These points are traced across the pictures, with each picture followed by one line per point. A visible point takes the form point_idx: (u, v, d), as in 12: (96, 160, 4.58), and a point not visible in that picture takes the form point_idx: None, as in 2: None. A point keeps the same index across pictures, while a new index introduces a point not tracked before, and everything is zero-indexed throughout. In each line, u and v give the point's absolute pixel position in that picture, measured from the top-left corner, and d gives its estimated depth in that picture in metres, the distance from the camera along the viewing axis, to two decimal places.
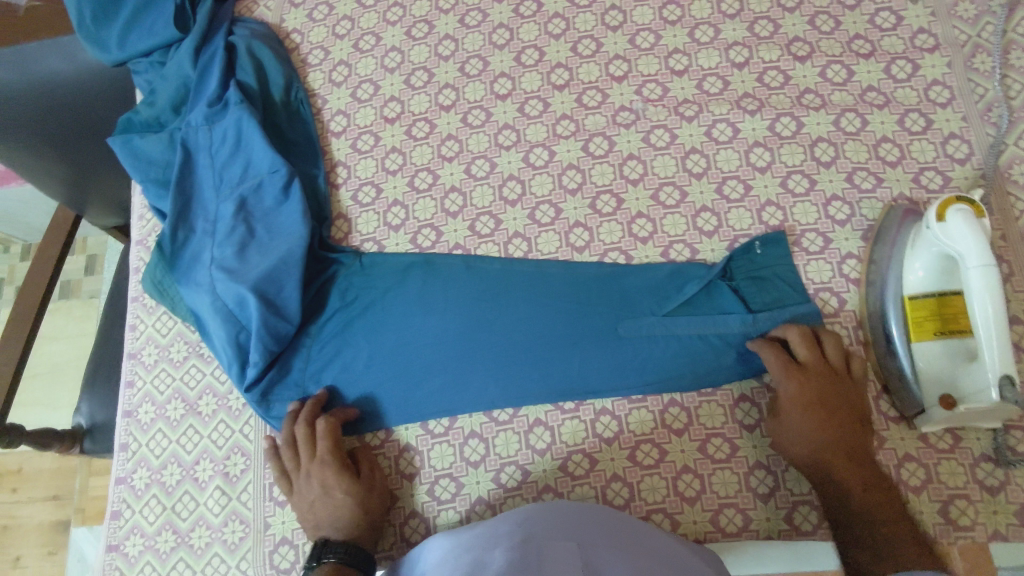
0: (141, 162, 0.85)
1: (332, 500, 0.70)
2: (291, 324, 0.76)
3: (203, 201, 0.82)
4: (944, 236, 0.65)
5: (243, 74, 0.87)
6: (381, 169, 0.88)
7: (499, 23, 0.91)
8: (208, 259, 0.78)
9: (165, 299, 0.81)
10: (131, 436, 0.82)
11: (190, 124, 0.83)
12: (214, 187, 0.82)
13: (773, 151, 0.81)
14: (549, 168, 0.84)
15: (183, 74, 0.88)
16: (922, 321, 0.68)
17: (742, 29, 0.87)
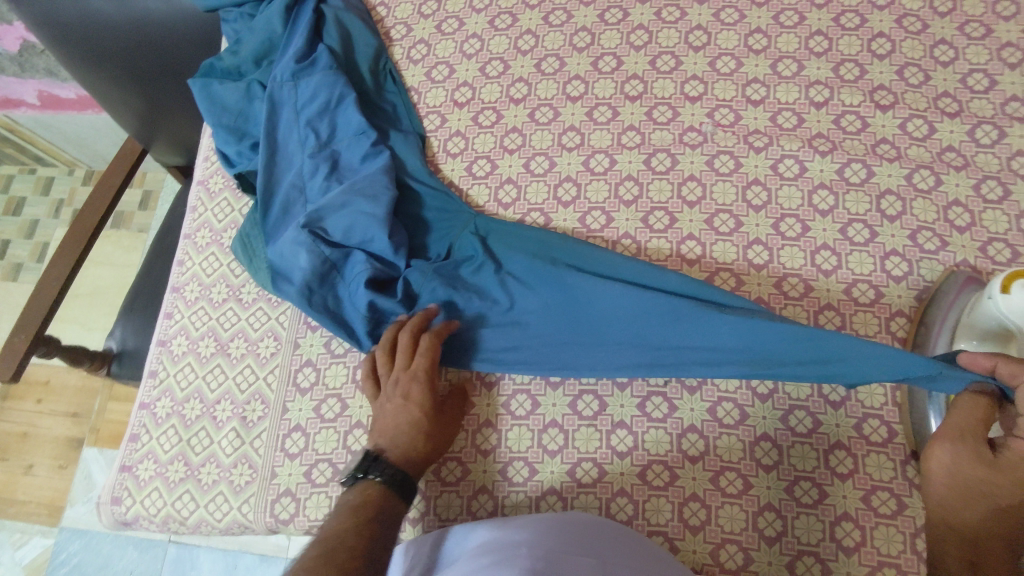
0: (216, 107, 0.88)
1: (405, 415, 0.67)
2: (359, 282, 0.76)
3: (291, 156, 0.83)
4: (1006, 308, 0.63)
5: (328, 39, 0.90)
6: (442, 150, 0.89)
7: (583, 26, 0.92)
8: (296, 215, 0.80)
9: (247, 254, 0.82)
10: (161, 365, 0.84)
11: (275, 79, 0.85)
12: (299, 143, 0.83)
13: (838, 195, 0.79)
14: (607, 176, 0.84)
15: (270, 30, 0.90)
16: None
17: (827, 68, 0.85)
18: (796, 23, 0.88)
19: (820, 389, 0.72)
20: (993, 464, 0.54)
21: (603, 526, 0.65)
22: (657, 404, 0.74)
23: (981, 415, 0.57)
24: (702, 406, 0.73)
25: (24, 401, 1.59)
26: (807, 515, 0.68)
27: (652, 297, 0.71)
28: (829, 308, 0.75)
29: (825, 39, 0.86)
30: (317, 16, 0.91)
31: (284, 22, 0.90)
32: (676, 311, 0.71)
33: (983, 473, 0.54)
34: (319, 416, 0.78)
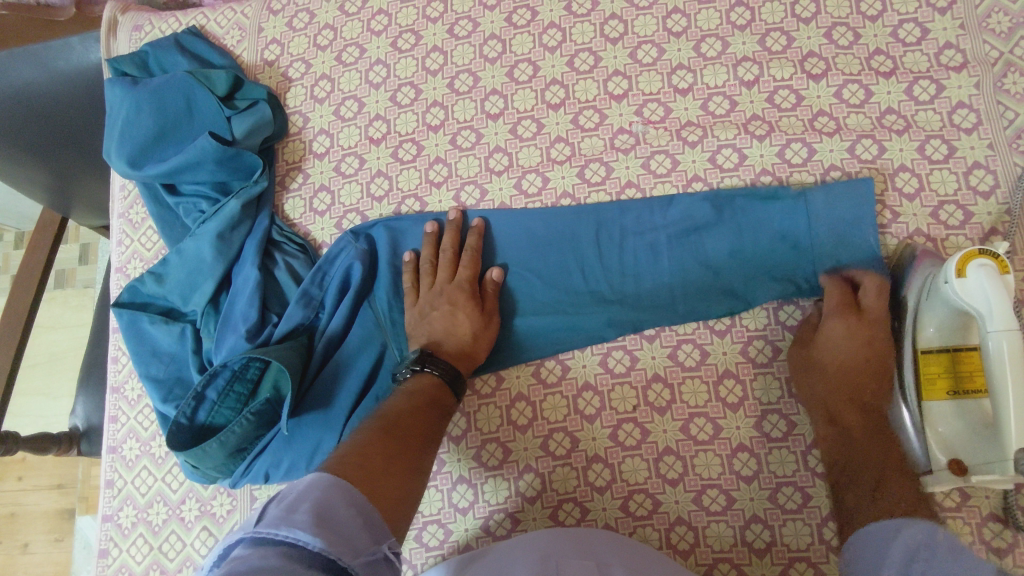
0: (152, 198, 0.84)
1: (453, 314, 0.72)
2: (267, 400, 0.71)
3: (207, 263, 0.78)
4: (961, 292, 0.61)
5: (230, 126, 0.81)
6: (366, 194, 0.83)
7: (491, 33, 0.85)
8: (225, 323, 0.76)
9: (172, 365, 0.78)
10: (117, 473, 0.80)
11: (191, 180, 0.81)
12: (216, 250, 0.78)
13: (781, 180, 0.76)
14: (542, 197, 0.80)
15: (175, 109, 0.82)
16: (934, 377, 0.66)
17: (753, 42, 0.80)
18: None
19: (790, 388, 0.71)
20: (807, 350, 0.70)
21: (582, 535, 0.65)
22: (629, 431, 0.72)
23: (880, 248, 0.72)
24: (674, 426, 0.72)
25: (20, 481, 1.70)
26: (794, 520, 0.68)
27: (570, 228, 0.77)
28: (787, 302, 0.74)
29: (747, 9, 0.81)
30: (225, 100, 0.84)
31: (189, 103, 0.82)
32: (575, 250, 0.76)
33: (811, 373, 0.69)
34: None
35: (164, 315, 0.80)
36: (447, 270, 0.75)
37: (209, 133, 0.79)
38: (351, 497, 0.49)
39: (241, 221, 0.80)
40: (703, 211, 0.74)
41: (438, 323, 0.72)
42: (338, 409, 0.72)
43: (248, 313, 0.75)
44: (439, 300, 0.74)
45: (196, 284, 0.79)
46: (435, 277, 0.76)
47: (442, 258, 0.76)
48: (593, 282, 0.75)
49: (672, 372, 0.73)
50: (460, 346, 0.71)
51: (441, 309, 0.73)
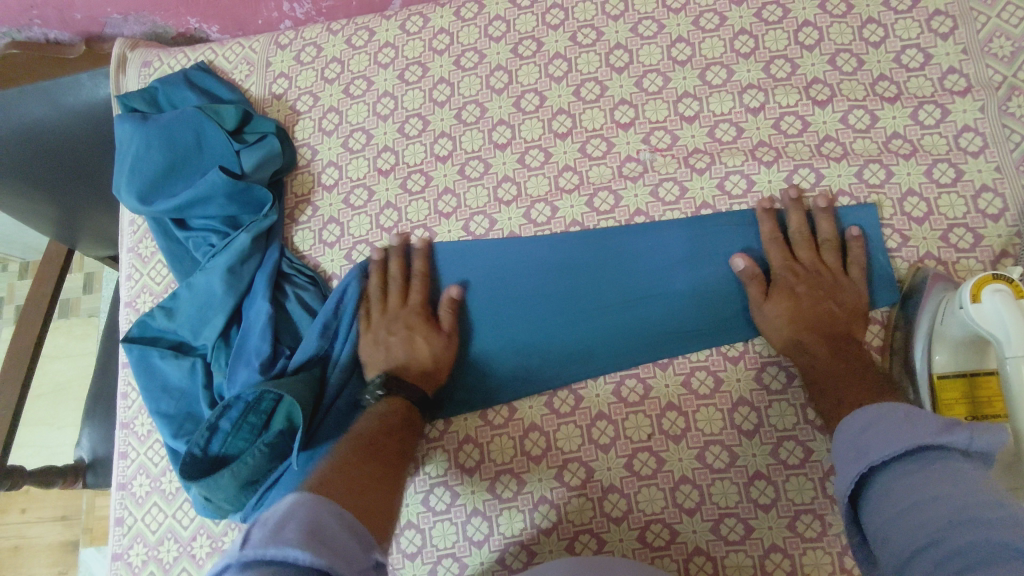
0: (161, 232, 0.84)
1: (412, 340, 0.74)
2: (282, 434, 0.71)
3: (217, 297, 0.78)
4: (977, 318, 0.61)
5: (239, 160, 0.82)
6: (375, 226, 0.83)
7: (497, 64, 0.86)
8: (235, 357, 0.75)
9: (182, 401, 0.78)
10: (126, 510, 0.79)
11: (200, 214, 0.81)
12: (226, 284, 0.78)
13: (790, 205, 0.76)
14: (551, 226, 0.80)
15: (184, 143, 0.83)
16: (952, 403, 0.65)
17: (757, 69, 0.81)
18: (717, 24, 0.83)
19: (806, 416, 0.70)
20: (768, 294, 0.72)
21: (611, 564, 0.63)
22: (645, 460, 0.72)
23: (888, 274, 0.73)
24: (690, 454, 0.71)
25: (23, 513, 1.69)
26: (815, 549, 0.67)
27: (580, 257, 0.78)
28: None
29: (751, 37, 0.82)
30: (232, 133, 0.84)
31: (197, 137, 0.83)
32: (587, 279, 0.77)
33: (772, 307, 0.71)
34: None
35: (174, 350, 0.80)
36: (398, 296, 0.77)
37: (218, 168, 0.79)
38: (338, 514, 0.46)
39: (251, 254, 0.80)
40: (713, 239, 0.76)
41: (398, 348, 0.74)
42: None
43: (260, 348, 0.75)
44: (397, 325, 0.76)
45: (206, 318, 0.79)
46: (386, 302, 0.77)
47: (392, 287, 0.78)
48: (605, 309, 0.76)
49: (686, 400, 0.73)
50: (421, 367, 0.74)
51: (397, 335, 0.75)
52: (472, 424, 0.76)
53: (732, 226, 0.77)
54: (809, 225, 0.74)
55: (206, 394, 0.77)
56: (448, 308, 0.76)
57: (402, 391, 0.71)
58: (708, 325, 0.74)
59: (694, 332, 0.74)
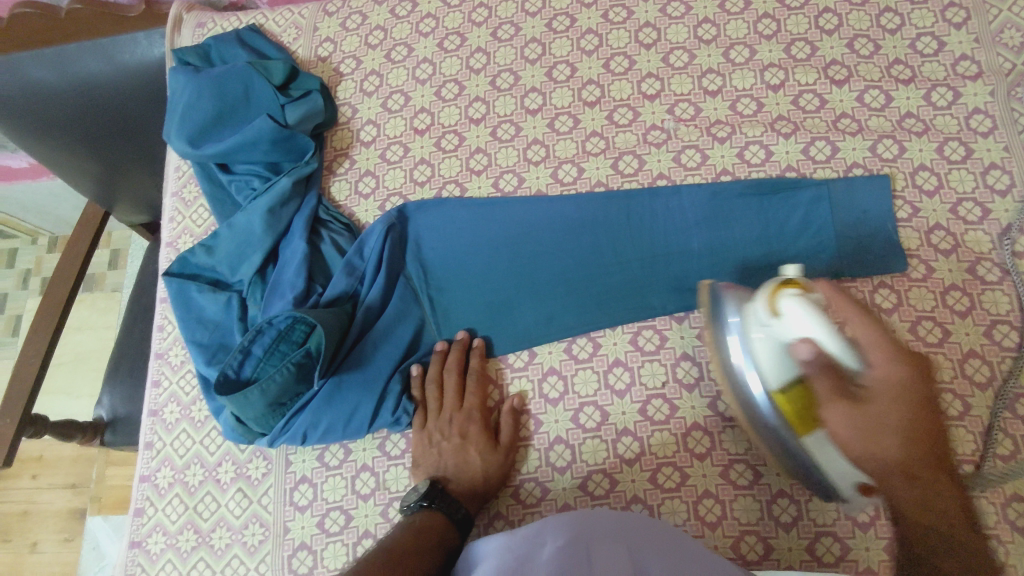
0: (205, 177, 0.88)
1: (464, 450, 0.73)
2: (314, 361, 0.75)
3: (256, 235, 0.82)
4: (781, 324, 0.60)
5: (284, 112, 0.87)
6: (409, 179, 0.87)
7: (532, 37, 0.91)
8: (273, 291, 0.79)
9: (217, 331, 0.81)
10: (156, 435, 0.82)
11: (244, 159, 0.86)
12: (266, 223, 0.82)
13: (805, 175, 0.80)
14: (577, 186, 0.84)
15: (235, 96, 0.88)
16: (798, 412, 0.60)
17: (779, 50, 0.85)
18: (742, 8, 0.88)
19: None
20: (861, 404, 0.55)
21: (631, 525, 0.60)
22: (658, 406, 0.75)
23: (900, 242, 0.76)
24: (703, 402, 0.74)
25: (33, 480, 1.71)
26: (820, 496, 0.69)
27: (603, 214, 0.82)
28: None
29: (773, 21, 0.87)
30: (279, 89, 0.89)
31: (247, 90, 0.88)
32: (608, 235, 0.81)
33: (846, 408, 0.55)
34: (324, 465, 0.77)
35: (211, 285, 0.84)
36: (455, 396, 0.77)
37: (266, 116, 0.84)
38: None
39: (291, 198, 0.84)
40: (732, 202, 0.80)
41: (448, 459, 0.73)
42: (378, 375, 0.76)
43: (295, 283, 0.78)
44: (449, 429, 0.75)
45: (245, 255, 0.83)
46: (442, 401, 0.77)
47: (449, 383, 0.77)
48: (624, 264, 0.80)
49: (700, 351, 0.76)
50: (473, 472, 0.72)
51: (448, 442, 0.74)
52: (493, 367, 0.80)
53: (749, 192, 0.80)
54: (824, 194, 0.78)
55: (239, 324, 0.80)
56: (478, 410, 0.76)
57: (446, 508, 0.68)
58: (722, 281, 0.78)
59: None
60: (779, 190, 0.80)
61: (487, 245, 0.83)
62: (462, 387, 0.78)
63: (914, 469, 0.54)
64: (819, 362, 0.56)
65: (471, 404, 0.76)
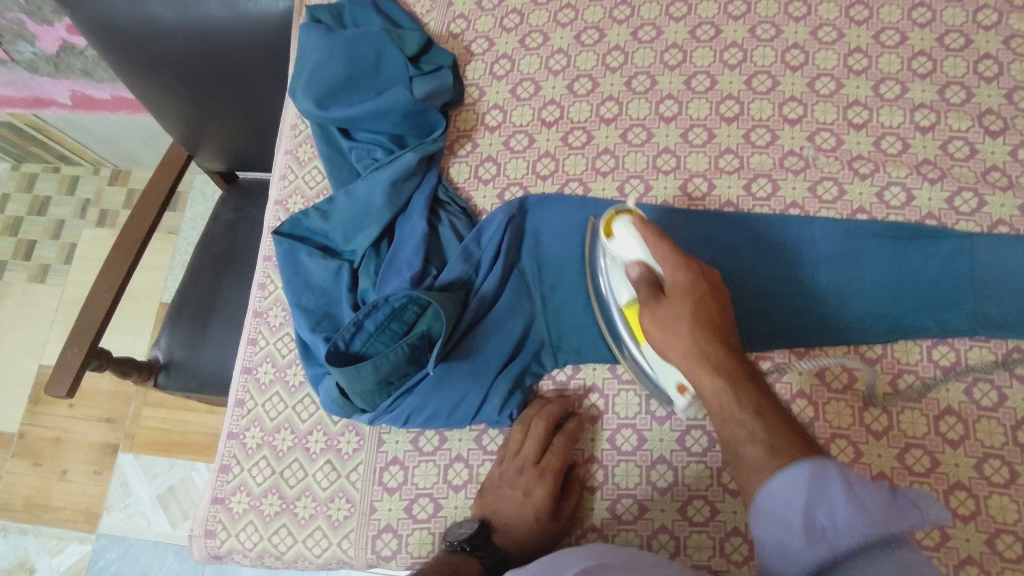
0: (325, 140, 0.87)
1: (525, 504, 0.69)
2: (427, 345, 0.74)
3: (375, 207, 0.81)
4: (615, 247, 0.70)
5: (415, 85, 0.84)
6: (531, 171, 0.85)
7: (674, 42, 0.88)
8: (389, 267, 0.78)
9: (324, 298, 0.80)
10: (248, 393, 0.82)
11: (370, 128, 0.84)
12: (387, 197, 0.80)
13: (947, 225, 0.77)
14: (706, 203, 0.82)
15: (366, 61, 0.86)
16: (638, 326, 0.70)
17: (932, 91, 0.82)
18: (898, 42, 0.85)
19: (937, 427, 0.71)
20: (659, 300, 0.65)
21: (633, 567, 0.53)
22: None
23: None
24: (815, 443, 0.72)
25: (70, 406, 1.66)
26: (930, 557, 0.67)
27: (730, 236, 0.80)
28: (942, 343, 0.74)
29: (929, 60, 0.83)
30: (410, 59, 0.87)
31: (378, 57, 0.86)
32: (733, 258, 0.79)
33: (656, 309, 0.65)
34: (417, 450, 0.76)
35: (321, 251, 0.82)
36: (536, 447, 0.72)
37: (402, 89, 0.82)
38: None
39: (413, 174, 0.82)
40: (867, 242, 0.78)
41: (507, 507, 0.70)
42: (488, 367, 0.75)
43: (413, 262, 0.77)
44: (517, 479, 0.71)
45: (361, 225, 0.81)
46: (523, 446, 0.73)
47: (534, 431, 0.72)
48: (746, 290, 0.78)
49: (817, 391, 0.74)
50: (524, 531, 0.68)
51: (513, 491, 0.70)
52: (600, 375, 0.77)
53: (886, 234, 0.78)
54: (966, 246, 0.76)
55: (348, 295, 0.79)
56: (555, 468, 0.71)
57: (485, 556, 0.65)
58: (847, 321, 0.76)
59: (832, 326, 0.76)
60: (919, 236, 0.77)
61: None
62: (547, 441, 0.73)
63: (728, 372, 0.60)
64: (644, 280, 0.66)
65: (548, 461, 0.71)
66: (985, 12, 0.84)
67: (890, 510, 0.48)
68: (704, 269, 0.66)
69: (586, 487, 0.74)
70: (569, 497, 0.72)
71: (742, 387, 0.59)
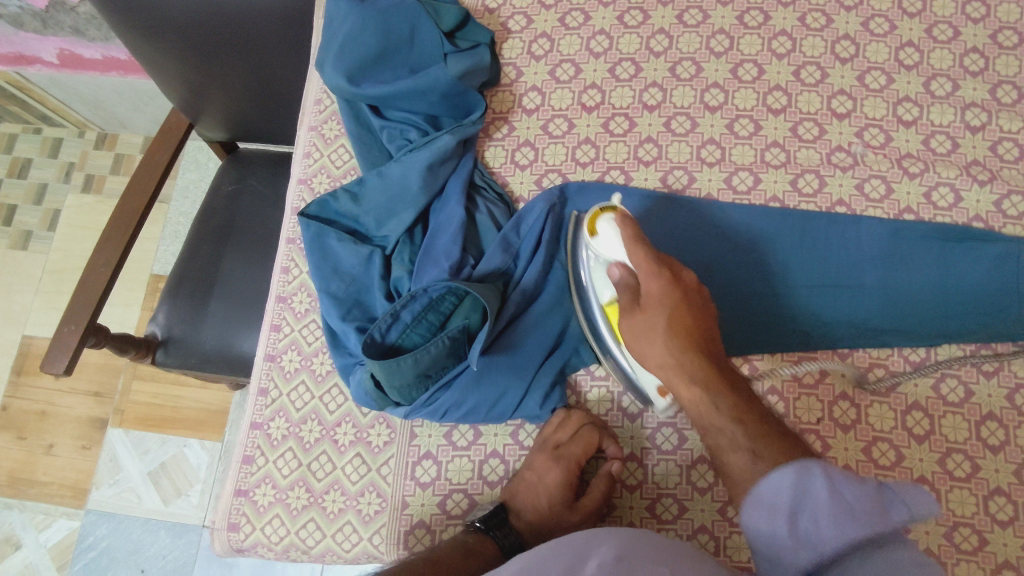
0: (353, 118, 0.82)
1: (542, 487, 0.69)
2: (467, 338, 0.71)
3: (410, 192, 0.77)
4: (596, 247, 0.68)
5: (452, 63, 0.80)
6: (570, 158, 0.82)
7: (721, 28, 0.85)
8: (425, 256, 0.75)
9: (354, 285, 0.77)
10: (272, 382, 0.78)
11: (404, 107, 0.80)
12: (423, 181, 0.77)
13: (994, 228, 0.76)
14: (750, 197, 0.79)
15: (400, 35, 0.81)
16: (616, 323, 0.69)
17: (984, 90, 0.80)
18: (950, 37, 0.83)
19: (979, 432, 0.70)
20: (639, 306, 0.63)
21: (654, 552, 0.51)
22: (810, 441, 0.71)
23: None
24: (857, 446, 0.71)
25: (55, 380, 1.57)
26: (970, 562, 0.66)
27: (775, 232, 0.78)
28: (986, 347, 0.73)
29: (981, 57, 0.82)
30: (446, 35, 0.83)
31: (413, 31, 0.81)
32: (778, 255, 0.77)
33: (634, 325, 0.63)
34: (451, 444, 0.74)
35: (351, 235, 0.78)
36: (563, 433, 0.71)
37: (441, 67, 0.78)
38: None
39: (450, 157, 0.79)
40: (914, 243, 0.76)
41: (526, 491, 0.69)
42: (528, 364, 0.73)
43: (451, 251, 0.74)
44: (540, 463, 0.70)
45: (395, 210, 0.78)
46: (552, 432, 0.71)
47: (564, 419, 0.71)
48: (791, 288, 0.76)
49: (859, 393, 0.72)
50: (536, 515, 0.69)
51: (532, 475, 0.70)
52: None
53: (934, 235, 0.76)
54: (1014, 250, 0.74)
55: (381, 283, 0.76)
56: (576, 460, 0.69)
57: (500, 538, 0.65)
58: (893, 323, 0.74)
59: (877, 328, 0.74)
60: (966, 238, 0.76)
61: (647, 246, 0.79)
62: (576, 432, 0.71)
63: (702, 379, 0.59)
64: (623, 282, 0.65)
65: (569, 450, 0.69)
66: None
67: (873, 506, 0.45)
68: (680, 273, 0.63)
69: (625, 485, 0.72)
70: (595, 493, 0.69)
71: (720, 392, 0.58)
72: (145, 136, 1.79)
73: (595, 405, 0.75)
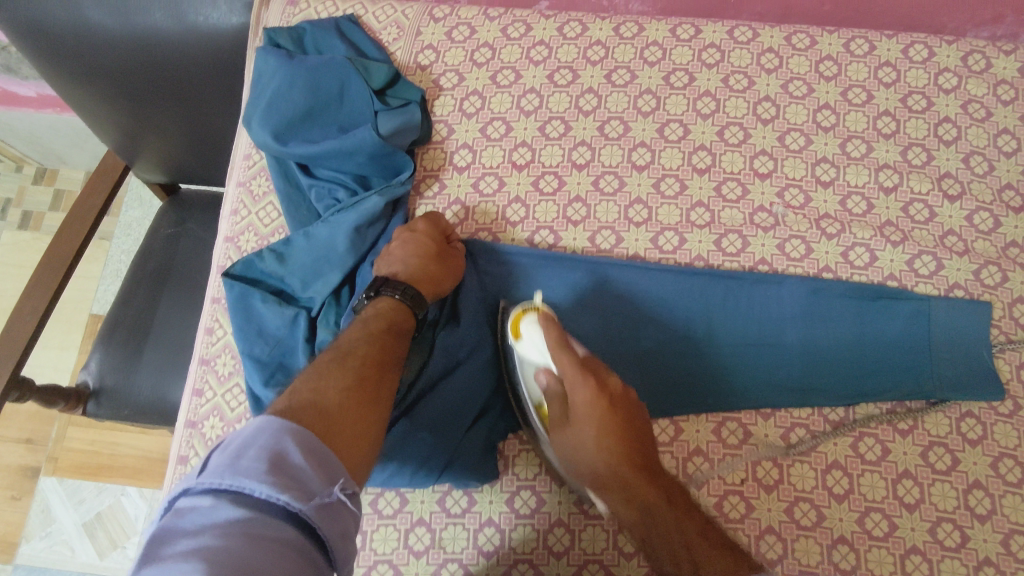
0: (283, 178, 0.82)
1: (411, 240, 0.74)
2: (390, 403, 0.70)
3: (336, 251, 0.76)
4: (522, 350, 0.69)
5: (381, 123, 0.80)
6: (501, 217, 0.83)
7: (647, 88, 0.87)
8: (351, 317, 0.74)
9: (279, 347, 0.75)
10: (193, 450, 0.76)
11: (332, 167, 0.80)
12: (349, 242, 0.76)
13: (907, 287, 0.79)
14: (676, 256, 0.81)
15: (330, 95, 0.81)
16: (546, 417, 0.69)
17: (896, 151, 0.84)
18: (864, 100, 0.86)
19: (895, 491, 0.72)
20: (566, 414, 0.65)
21: None
22: (734, 502, 0.72)
23: (995, 372, 0.75)
24: (780, 506, 0.72)
25: None
26: None
27: (700, 291, 0.79)
28: (899, 405, 0.75)
29: (893, 120, 0.85)
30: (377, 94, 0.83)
31: (343, 89, 0.81)
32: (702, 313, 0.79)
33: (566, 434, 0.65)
34: (376, 512, 0.73)
35: (276, 297, 0.77)
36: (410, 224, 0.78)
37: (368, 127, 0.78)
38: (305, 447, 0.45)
39: (378, 218, 0.78)
40: (833, 302, 0.78)
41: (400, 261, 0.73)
42: (454, 429, 0.72)
43: None
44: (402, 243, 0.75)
45: (321, 271, 0.77)
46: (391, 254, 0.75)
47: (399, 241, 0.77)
48: (715, 347, 0.78)
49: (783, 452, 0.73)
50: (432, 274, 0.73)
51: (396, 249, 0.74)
52: None
53: (852, 294, 0.78)
54: (924, 309, 0.77)
55: (304, 344, 0.75)
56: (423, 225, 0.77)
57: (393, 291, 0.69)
58: (813, 381, 0.76)
59: (797, 386, 0.76)
60: (881, 297, 0.78)
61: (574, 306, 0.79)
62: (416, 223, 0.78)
63: (639, 496, 0.61)
64: (551, 387, 0.66)
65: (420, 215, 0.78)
66: (945, 76, 0.87)
67: None
68: (603, 376, 0.66)
69: (552, 551, 0.71)
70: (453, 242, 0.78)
71: (659, 508, 0.60)
72: (86, 172, 1.74)
73: (523, 469, 0.74)
